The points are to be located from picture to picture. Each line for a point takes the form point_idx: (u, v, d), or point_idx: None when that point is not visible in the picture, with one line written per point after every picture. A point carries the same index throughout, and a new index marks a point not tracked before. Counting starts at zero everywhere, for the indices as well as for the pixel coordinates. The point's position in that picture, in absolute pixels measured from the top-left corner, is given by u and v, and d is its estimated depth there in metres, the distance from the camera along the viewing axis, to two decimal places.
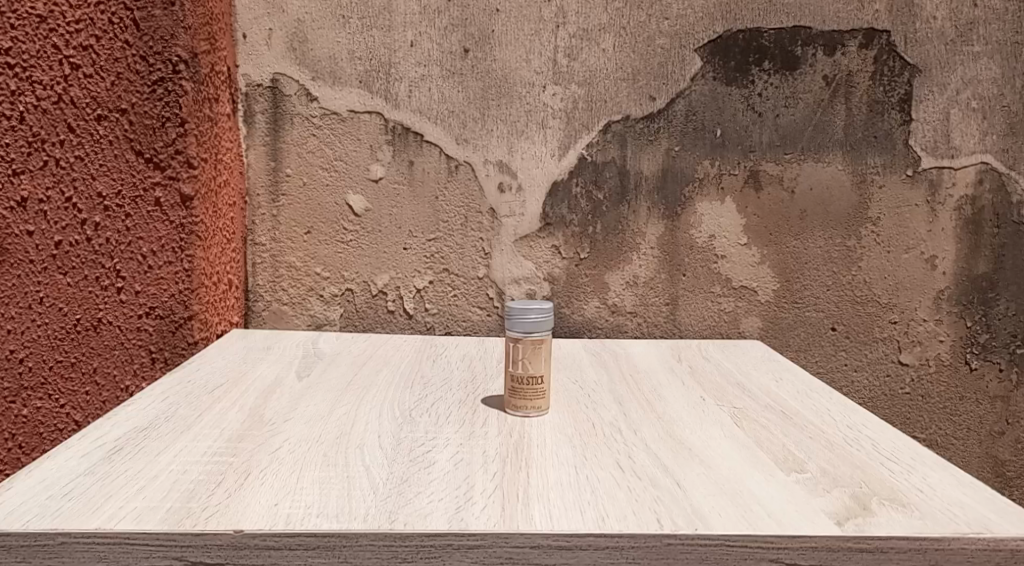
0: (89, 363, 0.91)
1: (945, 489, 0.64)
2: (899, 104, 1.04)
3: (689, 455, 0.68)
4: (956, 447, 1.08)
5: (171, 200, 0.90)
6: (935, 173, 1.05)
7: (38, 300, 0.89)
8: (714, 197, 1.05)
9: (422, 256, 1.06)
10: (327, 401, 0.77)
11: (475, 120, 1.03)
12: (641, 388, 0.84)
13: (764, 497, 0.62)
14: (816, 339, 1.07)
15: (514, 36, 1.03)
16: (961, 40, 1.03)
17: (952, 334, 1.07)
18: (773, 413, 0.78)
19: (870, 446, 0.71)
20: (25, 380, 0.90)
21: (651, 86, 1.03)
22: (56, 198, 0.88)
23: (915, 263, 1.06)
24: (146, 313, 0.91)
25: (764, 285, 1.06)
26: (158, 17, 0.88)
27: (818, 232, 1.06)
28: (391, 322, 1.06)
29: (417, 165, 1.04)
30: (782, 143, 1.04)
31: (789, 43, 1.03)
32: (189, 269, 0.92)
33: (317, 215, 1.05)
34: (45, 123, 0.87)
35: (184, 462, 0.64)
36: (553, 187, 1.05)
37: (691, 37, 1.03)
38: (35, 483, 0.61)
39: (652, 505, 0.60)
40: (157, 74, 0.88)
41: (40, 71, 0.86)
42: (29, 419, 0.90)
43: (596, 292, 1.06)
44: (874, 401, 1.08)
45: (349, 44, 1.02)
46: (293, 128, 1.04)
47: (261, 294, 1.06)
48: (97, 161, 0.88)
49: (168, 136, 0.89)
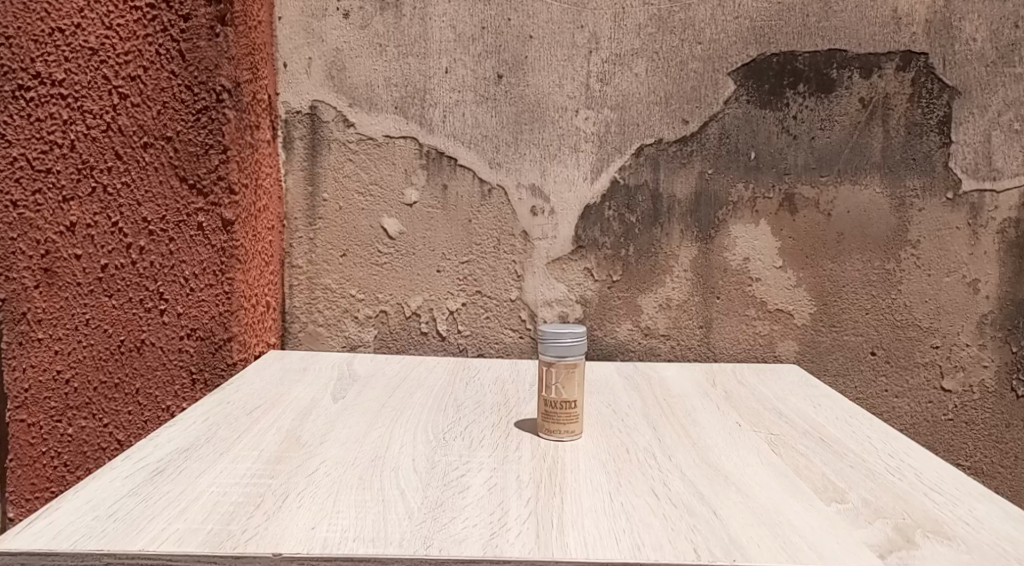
0: (133, 384, 0.93)
1: (993, 522, 0.62)
2: (938, 126, 1.03)
3: (726, 483, 0.68)
4: (1002, 475, 1.05)
5: (213, 225, 0.92)
6: (976, 196, 1.03)
7: (84, 322, 0.92)
8: (749, 220, 1.05)
9: (455, 279, 1.06)
10: (363, 425, 0.78)
11: (508, 144, 1.04)
12: (675, 413, 0.84)
13: (805, 527, 0.61)
14: (854, 363, 1.05)
15: (547, 62, 1.04)
16: (1003, 61, 1.02)
17: (996, 360, 1.05)
18: (812, 440, 0.77)
19: (912, 476, 0.70)
20: (71, 400, 0.92)
21: (684, 110, 1.04)
22: (103, 223, 0.91)
23: (956, 287, 1.04)
24: (188, 334, 0.93)
25: (800, 309, 1.05)
26: (204, 48, 0.90)
27: (855, 254, 1.04)
28: (424, 344, 1.07)
29: (451, 189, 1.05)
30: (818, 166, 1.04)
31: (824, 66, 1.03)
32: (230, 292, 0.93)
33: (353, 238, 1.06)
34: (94, 150, 0.90)
35: (224, 484, 0.65)
36: (586, 210, 1.05)
37: (724, 61, 1.03)
38: (82, 502, 0.62)
39: (688, 535, 0.59)
40: (202, 103, 0.90)
41: (90, 101, 0.89)
42: (74, 438, 0.93)
43: (629, 315, 1.06)
44: (915, 428, 1.06)
45: (386, 72, 1.04)
46: (330, 153, 1.06)
47: (298, 315, 1.08)
48: (143, 188, 0.91)
49: (211, 163, 0.91)
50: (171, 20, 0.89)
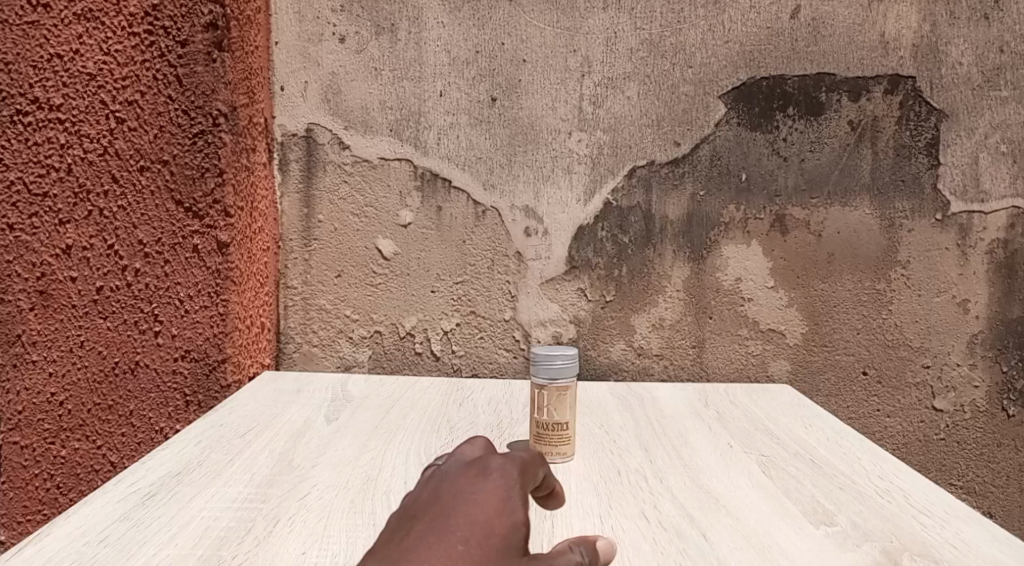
0: (126, 406, 0.93)
1: (979, 545, 0.63)
2: (926, 148, 1.04)
3: (716, 506, 0.68)
4: (994, 495, 1.06)
5: (208, 247, 0.93)
6: (965, 218, 1.04)
7: (79, 344, 0.92)
8: (740, 241, 1.06)
9: (449, 299, 1.07)
10: (355, 447, 0.78)
11: (502, 166, 1.06)
12: (667, 434, 0.84)
13: (793, 551, 0.61)
14: (846, 383, 1.06)
15: (540, 85, 1.05)
16: (989, 85, 1.03)
17: (987, 380, 1.05)
18: (802, 461, 0.78)
19: (901, 498, 0.71)
20: (65, 422, 0.93)
21: (676, 132, 1.05)
22: (99, 246, 0.91)
23: (947, 307, 1.05)
24: (182, 356, 0.93)
25: (792, 328, 1.06)
26: (201, 73, 0.91)
27: (846, 274, 1.05)
28: (418, 364, 1.08)
29: (445, 211, 1.06)
30: (809, 187, 1.05)
31: (814, 90, 1.04)
32: (224, 314, 0.94)
33: (348, 259, 1.07)
34: (91, 174, 0.91)
35: (215, 508, 0.65)
36: (579, 231, 1.06)
37: (715, 85, 1.04)
38: (73, 528, 0.63)
39: (677, 559, 0.60)
40: (198, 127, 0.91)
41: (87, 125, 0.90)
42: (67, 460, 0.93)
43: (622, 335, 1.07)
44: (907, 448, 1.06)
45: (381, 95, 1.05)
46: (326, 175, 1.07)
47: (293, 335, 1.08)
48: (139, 211, 0.92)
49: (207, 186, 0.92)
50: (168, 46, 0.90)
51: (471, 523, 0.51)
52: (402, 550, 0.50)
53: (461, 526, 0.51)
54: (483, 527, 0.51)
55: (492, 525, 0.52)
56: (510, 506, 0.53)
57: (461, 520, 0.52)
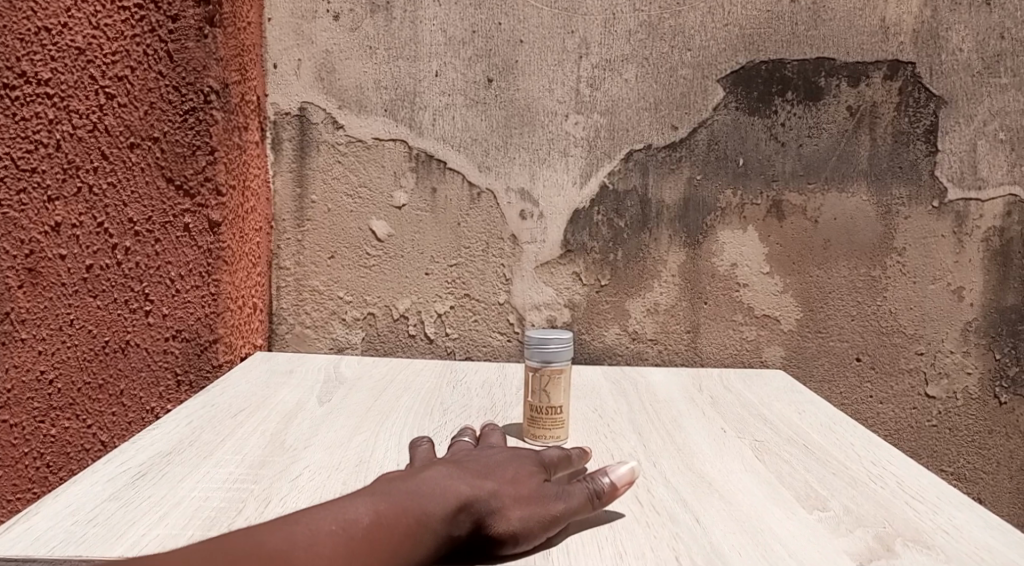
0: (117, 385, 0.92)
1: (971, 531, 0.63)
2: (924, 135, 1.03)
3: (709, 490, 0.68)
4: (984, 482, 1.06)
5: (200, 226, 0.92)
6: (962, 205, 1.04)
7: (68, 323, 0.91)
8: (736, 226, 1.05)
9: (444, 281, 1.06)
10: (348, 428, 0.78)
11: (498, 148, 1.05)
12: (660, 418, 0.84)
13: (785, 536, 0.61)
14: (840, 369, 1.06)
15: (537, 66, 1.04)
16: (989, 71, 1.03)
17: (980, 367, 1.05)
18: (795, 447, 0.78)
19: (893, 484, 0.71)
20: (54, 401, 0.92)
21: (674, 116, 1.04)
22: (89, 223, 0.90)
23: (941, 295, 1.05)
24: (173, 336, 0.93)
25: (786, 314, 1.06)
26: (192, 49, 0.90)
27: (842, 261, 1.05)
28: (412, 346, 1.07)
29: (440, 193, 1.05)
30: (806, 173, 1.04)
31: (813, 74, 1.03)
32: (216, 293, 0.93)
33: (341, 240, 1.06)
34: (80, 150, 0.89)
35: (205, 488, 0.65)
36: (575, 214, 1.05)
37: (713, 68, 1.03)
38: (61, 508, 0.62)
39: (670, 543, 0.60)
40: (189, 104, 0.90)
41: (76, 101, 0.88)
42: (56, 439, 0.92)
43: (616, 319, 1.06)
44: (899, 434, 1.06)
45: (376, 74, 1.04)
46: (319, 155, 1.06)
47: (286, 316, 1.08)
48: (129, 189, 0.91)
49: (198, 164, 0.91)
50: (159, 21, 0.89)
51: (501, 464, 0.63)
52: (451, 464, 0.63)
53: (495, 460, 0.64)
54: (511, 461, 0.64)
55: (519, 461, 0.64)
56: (534, 456, 0.65)
57: (494, 458, 0.64)
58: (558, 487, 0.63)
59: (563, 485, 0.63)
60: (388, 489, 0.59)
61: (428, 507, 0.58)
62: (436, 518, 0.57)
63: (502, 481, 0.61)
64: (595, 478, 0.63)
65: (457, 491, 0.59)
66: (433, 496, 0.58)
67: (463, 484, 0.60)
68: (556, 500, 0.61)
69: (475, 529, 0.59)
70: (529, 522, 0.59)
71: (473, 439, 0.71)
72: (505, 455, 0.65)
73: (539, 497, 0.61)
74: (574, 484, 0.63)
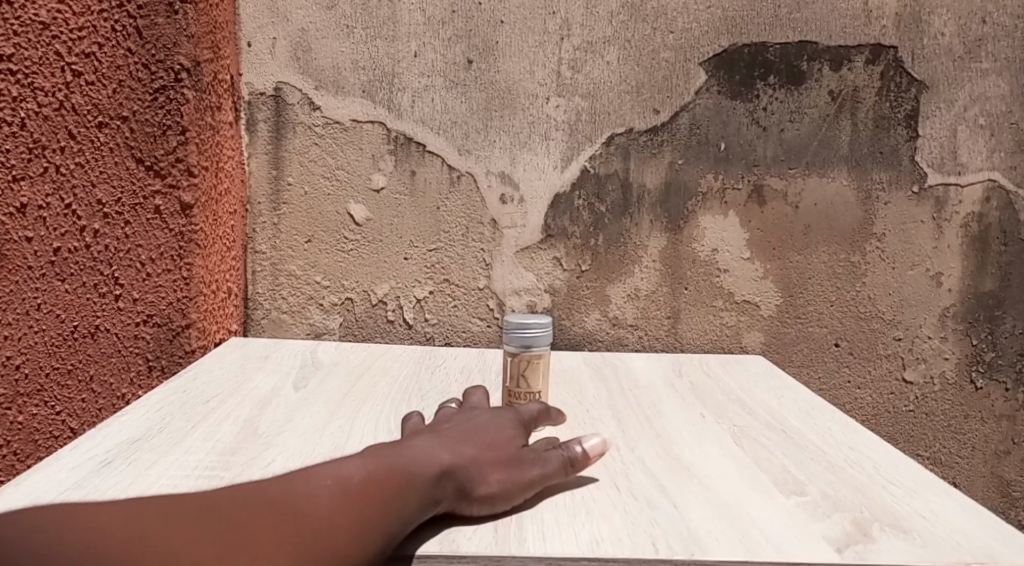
0: (87, 371, 0.90)
1: (947, 515, 0.63)
2: (905, 120, 1.03)
3: (687, 476, 0.67)
4: (960, 466, 1.07)
5: (171, 208, 0.92)
6: (942, 191, 1.04)
7: (35, 307, 0.87)
8: (717, 211, 1.04)
9: (423, 266, 1.05)
10: (323, 414, 0.77)
11: (478, 130, 1.03)
12: (640, 404, 0.83)
13: (764, 521, 0.61)
14: (819, 355, 1.06)
15: (517, 48, 1.02)
16: (970, 56, 1.02)
17: (957, 352, 1.06)
18: (774, 433, 0.77)
19: (871, 468, 0.70)
20: (21, 387, 0.87)
21: (655, 100, 1.03)
22: (56, 205, 0.86)
23: (920, 280, 1.05)
24: (145, 321, 0.92)
25: (766, 300, 1.06)
26: (162, 25, 0.89)
27: (822, 246, 1.05)
28: (390, 332, 1.06)
29: (419, 176, 1.04)
30: (787, 158, 1.04)
31: (795, 58, 1.02)
32: (188, 277, 0.93)
33: (318, 224, 1.05)
34: (46, 129, 0.85)
35: (175, 475, 0.64)
36: (555, 199, 1.04)
37: (696, 51, 1.02)
38: (24, 497, 0.60)
39: (647, 529, 0.59)
40: (159, 83, 0.89)
41: (41, 78, 0.84)
42: (24, 426, 0.88)
43: (597, 305, 1.06)
44: (876, 419, 1.07)
45: (353, 54, 1.02)
46: (296, 137, 1.04)
47: (262, 301, 1.06)
48: (98, 169, 0.88)
49: (169, 144, 0.90)
50: None
51: (482, 429, 0.64)
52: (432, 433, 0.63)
53: (476, 425, 0.64)
54: (490, 426, 0.64)
55: (499, 426, 0.65)
56: (514, 420, 0.66)
57: (476, 422, 0.65)
58: (536, 453, 0.64)
59: (539, 451, 0.64)
60: (376, 453, 0.59)
61: (413, 468, 0.58)
62: (423, 479, 0.57)
63: (483, 446, 0.62)
64: (570, 446, 0.64)
65: (440, 456, 0.60)
66: (419, 459, 0.59)
67: (445, 449, 0.60)
68: (533, 466, 0.62)
69: (458, 492, 0.59)
70: (508, 488, 0.60)
71: (457, 404, 0.71)
72: (485, 420, 0.65)
73: (519, 462, 0.62)
74: (550, 451, 0.64)
